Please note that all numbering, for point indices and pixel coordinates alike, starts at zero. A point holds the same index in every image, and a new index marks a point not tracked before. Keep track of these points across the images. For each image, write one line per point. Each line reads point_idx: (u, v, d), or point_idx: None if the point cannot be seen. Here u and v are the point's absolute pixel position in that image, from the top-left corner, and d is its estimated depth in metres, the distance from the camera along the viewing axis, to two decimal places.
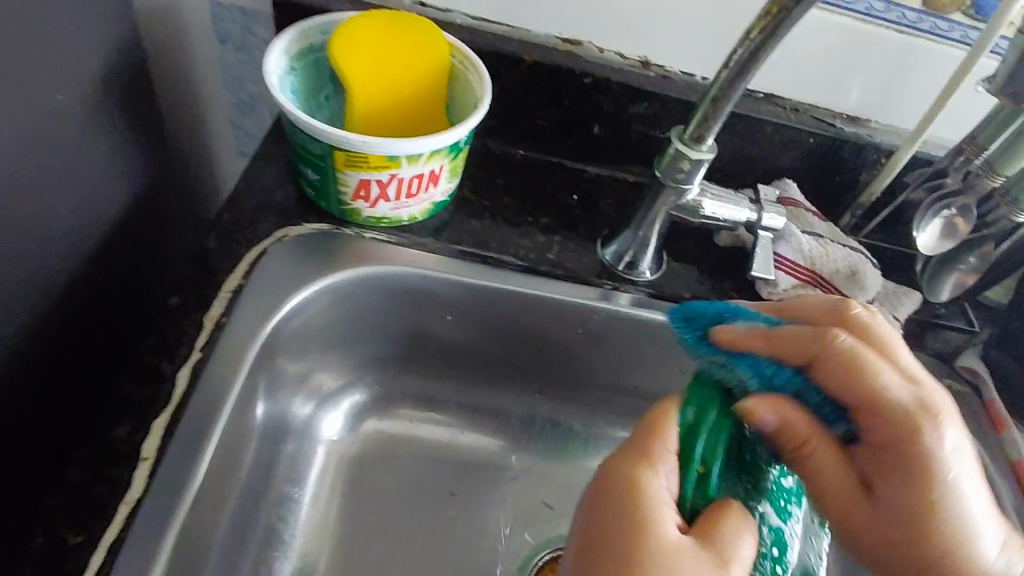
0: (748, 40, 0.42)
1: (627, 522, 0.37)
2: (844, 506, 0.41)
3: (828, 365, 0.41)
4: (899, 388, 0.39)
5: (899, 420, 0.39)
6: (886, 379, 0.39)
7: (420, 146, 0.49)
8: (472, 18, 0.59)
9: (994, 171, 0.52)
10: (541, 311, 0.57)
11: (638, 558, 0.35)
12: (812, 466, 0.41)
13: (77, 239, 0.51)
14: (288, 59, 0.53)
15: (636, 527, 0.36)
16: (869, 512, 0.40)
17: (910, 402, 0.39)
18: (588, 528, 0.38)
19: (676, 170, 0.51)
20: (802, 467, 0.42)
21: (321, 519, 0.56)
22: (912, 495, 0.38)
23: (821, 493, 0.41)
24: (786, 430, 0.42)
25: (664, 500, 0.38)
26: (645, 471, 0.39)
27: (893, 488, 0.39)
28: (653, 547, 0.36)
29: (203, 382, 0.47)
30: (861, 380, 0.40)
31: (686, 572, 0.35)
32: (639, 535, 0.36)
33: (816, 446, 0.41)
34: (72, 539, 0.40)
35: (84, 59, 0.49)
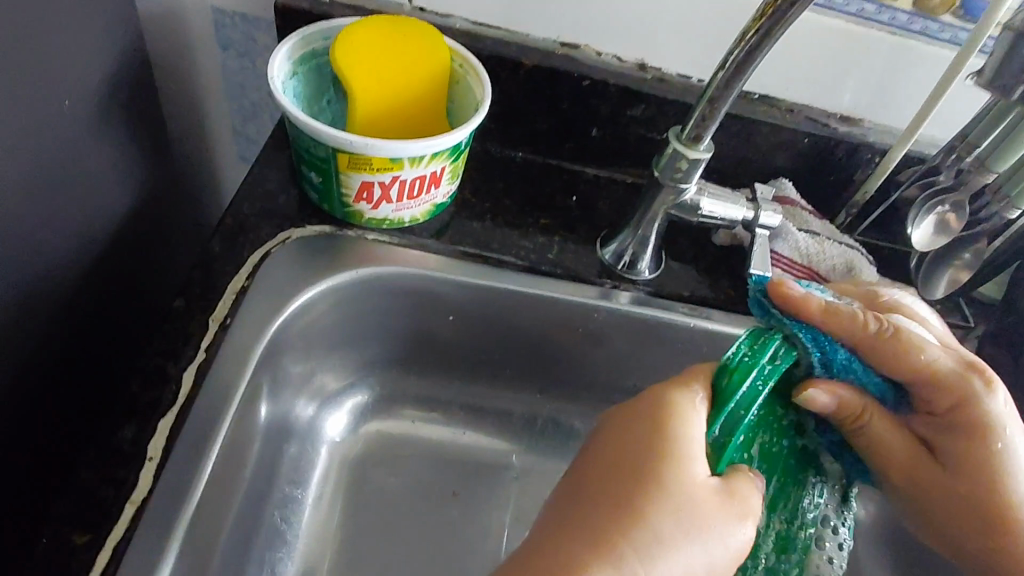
0: (744, 40, 0.43)
1: (657, 458, 0.40)
2: (907, 466, 0.46)
3: (891, 346, 0.44)
4: (942, 358, 0.44)
5: (951, 385, 0.44)
6: (927, 352, 0.44)
7: (423, 148, 0.50)
8: (471, 22, 0.60)
9: (986, 167, 0.53)
10: (541, 311, 0.58)
11: (655, 478, 0.39)
12: (866, 434, 0.46)
13: (82, 241, 0.52)
14: (290, 63, 0.54)
15: (667, 464, 0.39)
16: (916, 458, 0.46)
17: (955, 367, 0.44)
18: (611, 437, 0.42)
19: (673, 170, 0.52)
20: (858, 434, 0.46)
21: (326, 519, 0.56)
22: (990, 459, 0.44)
23: (885, 459, 0.46)
24: (843, 406, 0.45)
25: (692, 437, 0.41)
26: (679, 399, 0.43)
27: (955, 451, 0.45)
28: (667, 467, 0.39)
29: (208, 383, 0.47)
30: (902, 361, 0.44)
31: (694, 499, 0.39)
32: (668, 469, 0.39)
33: (877, 414, 0.45)
34: (79, 538, 0.40)
35: (89, 64, 0.49)
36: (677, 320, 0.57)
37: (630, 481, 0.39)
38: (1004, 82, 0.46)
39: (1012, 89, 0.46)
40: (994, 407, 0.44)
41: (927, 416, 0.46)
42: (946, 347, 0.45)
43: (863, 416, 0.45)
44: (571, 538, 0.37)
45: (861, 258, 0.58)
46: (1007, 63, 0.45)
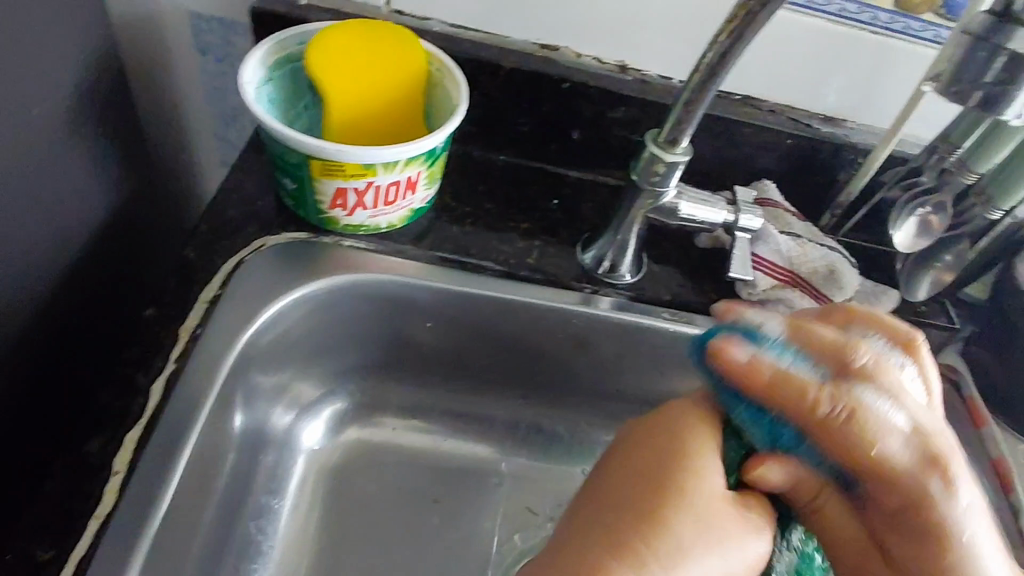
0: (717, 42, 0.42)
1: (683, 471, 0.40)
2: (858, 553, 0.42)
3: (832, 434, 0.41)
4: (898, 451, 0.40)
5: (903, 484, 0.39)
6: (882, 445, 0.40)
7: (396, 154, 0.49)
8: (450, 25, 0.59)
9: (968, 168, 0.53)
10: (520, 316, 0.57)
11: (677, 482, 0.39)
12: (822, 517, 0.43)
13: (54, 250, 0.51)
14: (265, 69, 0.54)
15: (690, 475, 0.40)
16: (862, 553, 0.42)
17: (912, 464, 0.39)
18: (629, 452, 0.42)
19: (651, 173, 0.51)
20: (815, 516, 0.43)
21: (303, 528, 0.56)
22: (928, 555, 0.39)
23: (831, 537, 0.43)
24: (797, 484, 0.42)
25: (711, 449, 0.42)
26: (697, 416, 0.43)
27: (903, 546, 0.40)
28: (688, 475, 0.40)
29: (176, 394, 0.46)
30: (856, 437, 0.40)
31: (715, 506, 0.39)
32: (695, 480, 0.39)
33: (824, 495, 0.42)
34: (43, 554, 0.40)
35: (59, 71, 0.49)
36: (657, 324, 0.56)
37: (653, 487, 0.39)
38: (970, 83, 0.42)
39: (969, 94, 0.41)
40: (949, 507, 0.38)
41: (876, 510, 0.41)
42: (912, 434, 0.40)
43: (818, 497, 0.42)
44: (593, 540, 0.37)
45: (844, 261, 0.57)
46: (965, 65, 0.41)
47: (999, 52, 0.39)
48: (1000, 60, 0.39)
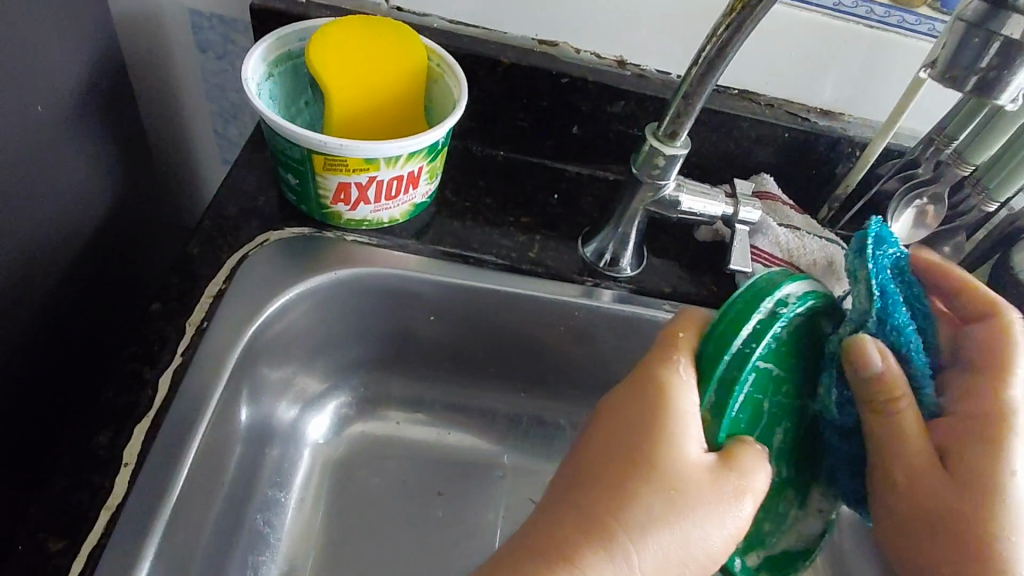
0: (716, 36, 0.43)
1: (650, 446, 0.39)
2: (912, 471, 0.42)
3: (991, 331, 0.45)
4: None
5: (1009, 404, 0.42)
6: None
7: (398, 148, 0.49)
8: (449, 22, 0.59)
9: (965, 160, 0.54)
10: (522, 309, 0.57)
11: (645, 459, 0.38)
12: (898, 419, 0.41)
13: (58, 247, 0.51)
14: (266, 65, 0.54)
15: (658, 450, 0.38)
16: (926, 459, 0.42)
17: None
18: (607, 417, 0.41)
19: (651, 166, 0.51)
20: (887, 420, 0.42)
21: (309, 522, 0.56)
22: (991, 463, 0.41)
23: (897, 450, 0.42)
24: (887, 381, 0.41)
25: (688, 410, 0.39)
26: (671, 374, 0.40)
27: (974, 458, 0.42)
28: (659, 449, 0.38)
29: (183, 387, 0.47)
30: (1006, 346, 0.45)
31: (687, 480, 0.38)
32: (659, 454, 0.38)
33: (906, 391, 0.42)
34: (55, 544, 0.40)
35: (62, 69, 0.49)
36: (657, 316, 0.57)
37: (624, 463, 0.39)
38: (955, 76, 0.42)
39: (964, 81, 0.41)
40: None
41: (951, 417, 0.44)
42: None
43: (900, 391, 0.41)
44: (564, 517, 0.38)
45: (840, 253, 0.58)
46: (958, 54, 0.41)
47: (993, 39, 0.39)
48: (995, 46, 0.39)
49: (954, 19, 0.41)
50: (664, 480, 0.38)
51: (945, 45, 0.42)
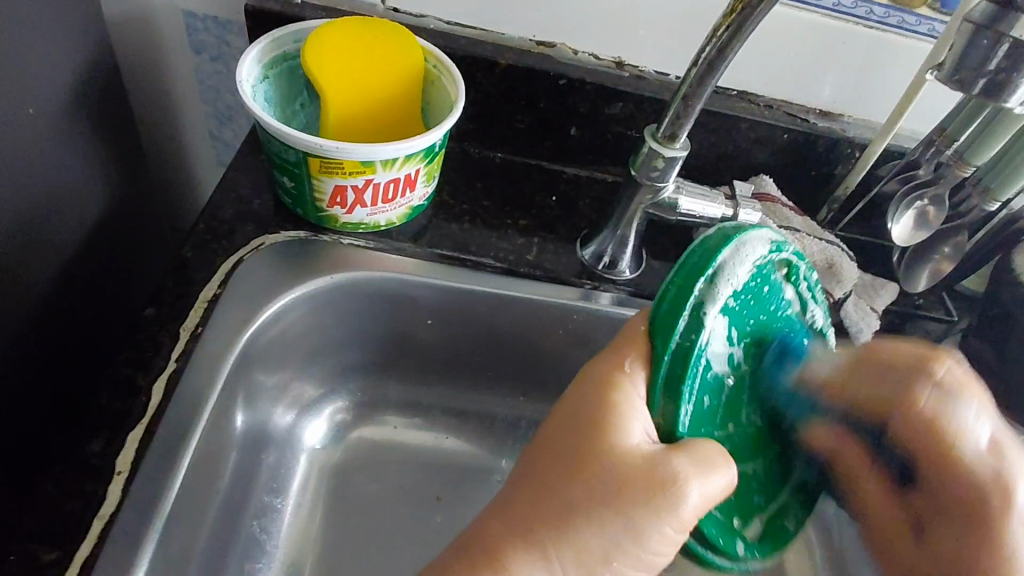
0: (715, 37, 0.43)
1: (588, 449, 0.37)
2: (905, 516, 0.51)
3: (909, 419, 0.47)
4: (983, 461, 0.46)
5: (980, 483, 0.46)
6: (969, 447, 0.46)
7: (395, 150, 0.49)
8: (445, 23, 0.59)
9: (965, 160, 0.53)
10: (521, 313, 0.57)
11: (588, 459, 0.37)
12: (844, 476, 0.51)
13: (50, 251, 0.51)
14: (261, 67, 0.53)
15: (594, 453, 0.37)
16: (907, 509, 0.50)
17: (991, 475, 0.45)
18: (556, 417, 0.39)
19: (650, 168, 0.51)
20: (859, 483, 0.51)
21: (305, 528, 0.56)
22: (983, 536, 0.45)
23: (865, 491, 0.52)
24: (830, 454, 0.50)
25: (634, 409, 0.38)
26: (622, 375, 0.38)
27: (953, 527, 0.47)
28: (600, 448, 0.37)
29: (177, 394, 0.46)
30: (935, 442, 0.46)
31: (626, 479, 0.36)
32: (595, 458, 0.37)
33: (859, 466, 0.50)
34: (47, 555, 0.40)
35: (54, 71, 0.49)
36: None
37: (564, 464, 0.37)
38: (962, 77, 0.41)
39: (972, 83, 0.41)
40: (1014, 486, 0.45)
41: (926, 489, 0.49)
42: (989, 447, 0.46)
43: (839, 462, 0.50)
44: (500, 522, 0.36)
45: (841, 254, 0.57)
46: (966, 54, 0.40)
47: (1002, 39, 0.39)
48: (1003, 47, 0.39)
49: (961, 21, 0.41)
50: (597, 475, 0.36)
51: (953, 46, 0.41)
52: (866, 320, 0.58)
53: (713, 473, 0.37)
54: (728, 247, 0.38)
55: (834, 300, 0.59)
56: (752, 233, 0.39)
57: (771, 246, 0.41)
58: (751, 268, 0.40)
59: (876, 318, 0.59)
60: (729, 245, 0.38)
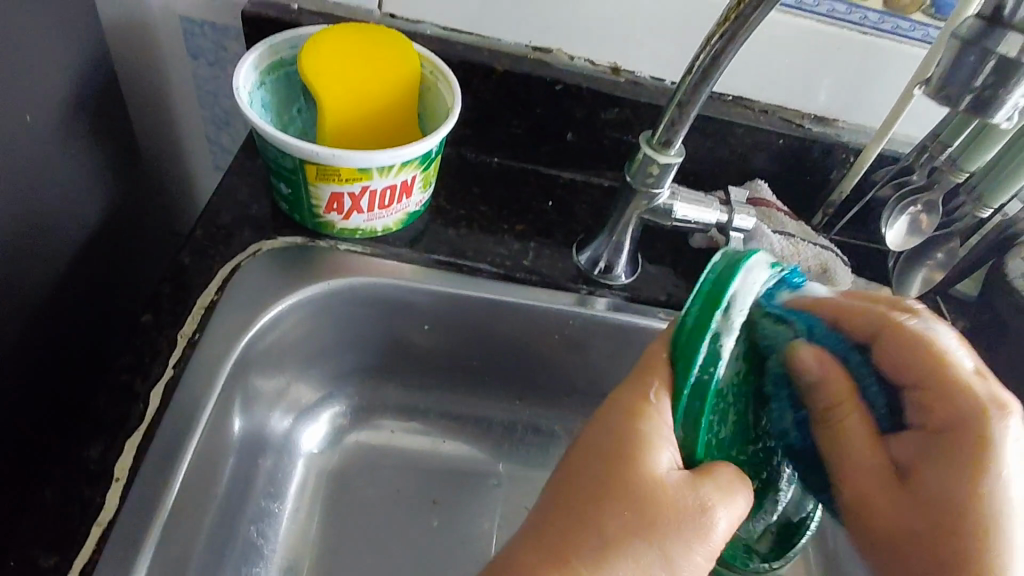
0: (710, 45, 0.43)
1: (619, 487, 0.36)
2: (870, 482, 0.41)
3: (906, 352, 0.40)
4: (980, 384, 0.39)
5: (960, 404, 0.39)
6: (965, 371, 0.40)
7: (391, 157, 0.49)
8: (441, 28, 0.59)
9: (959, 166, 0.53)
10: (517, 317, 0.57)
11: (616, 487, 0.36)
12: (832, 437, 0.42)
13: (48, 257, 0.51)
14: (258, 73, 0.54)
15: (628, 490, 0.36)
16: (891, 497, 0.41)
17: (985, 394, 0.39)
18: (580, 444, 0.39)
19: (645, 175, 0.51)
20: (834, 448, 0.42)
21: (303, 532, 0.56)
22: (958, 486, 0.38)
23: (844, 460, 0.41)
24: (824, 387, 0.42)
25: (662, 436, 0.38)
26: (647, 402, 0.38)
27: (933, 474, 0.39)
28: (629, 474, 0.36)
29: (175, 400, 0.46)
30: (919, 350, 0.40)
31: (656, 506, 0.36)
32: (631, 497, 0.36)
33: (847, 408, 0.42)
34: (45, 561, 0.40)
35: (52, 77, 0.49)
36: (651, 324, 0.57)
37: (591, 491, 0.36)
38: (950, 93, 0.41)
39: (959, 98, 0.41)
40: (1003, 434, 0.38)
41: (913, 433, 0.41)
42: (978, 375, 0.40)
43: (842, 408, 0.42)
44: (530, 552, 0.35)
45: (835, 259, 0.58)
46: (954, 71, 0.41)
47: (989, 56, 0.39)
48: (990, 64, 0.39)
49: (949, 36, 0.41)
50: (626, 502, 0.36)
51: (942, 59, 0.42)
52: None
53: (741, 500, 0.37)
54: (736, 279, 0.40)
55: None
56: (758, 259, 0.41)
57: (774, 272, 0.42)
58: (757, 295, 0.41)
59: None
60: (740, 271, 0.40)
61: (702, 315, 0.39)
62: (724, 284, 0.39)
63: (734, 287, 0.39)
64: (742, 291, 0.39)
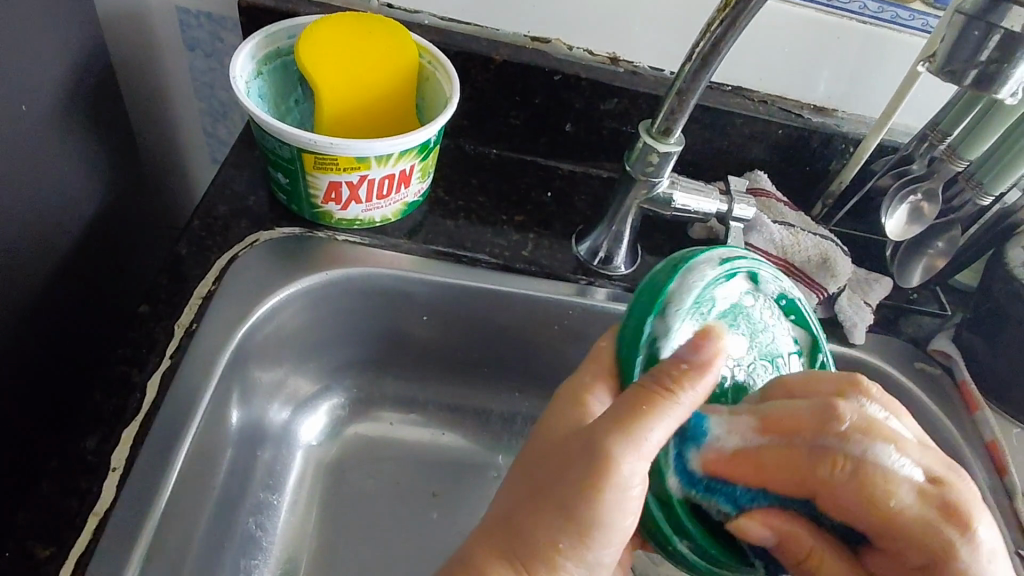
0: (709, 31, 0.43)
1: (538, 454, 0.35)
2: None
3: (844, 491, 0.34)
4: (916, 503, 0.34)
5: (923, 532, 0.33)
6: (902, 495, 0.34)
7: (389, 146, 0.49)
8: (440, 18, 0.59)
9: (958, 155, 0.53)
10: (516, 308, 0.57)
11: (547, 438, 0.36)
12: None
13: (44, 247, 0.50)
14: (254, 63, 0.53)
15: (543, 457, 0.35)
16: None
17: (929, 513, 0.34)
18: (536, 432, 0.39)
19: (645, 164, 0.51)
20: None
21: (302, 524, 0.56)
22: None
23: None
24: (788, 544, 0.37)
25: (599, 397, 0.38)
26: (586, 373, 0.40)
27: None
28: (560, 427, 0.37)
29: (173, 390, 0.46)
30: (858, 493, 0.34)
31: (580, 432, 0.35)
32: (547, 462, 0.35)
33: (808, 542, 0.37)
34: (42, 551, 0.39)
35: (48, 66, 0.48)
36: None
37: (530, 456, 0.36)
38: (954, 68, 0.41)
39: (964, 74, 0.41)
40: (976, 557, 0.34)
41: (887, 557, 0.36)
42: (925, 485, 0.34)
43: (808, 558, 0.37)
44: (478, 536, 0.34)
45: (834, 247, 0.57)
46: (958, 47, 0.41)
47: (994, 30, 0.39)
48: (995, 38, 0.39)
49: (953, 12, 0.41)
50: (554, 445, 0.35)
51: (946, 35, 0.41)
52: (860, 313, 0.58)
53: (659, 414, 0.33)
54: (675, 277, 0.41)
55: (830, 295, 0.59)
56: (699, 259, 0.42)
57: (724, 269, 0.43)
58: (703, 295, 0.41)
59: (870, 311, 0.59)
60: (676, 274, 0.41)
61: (639, 322, 0.40)
62: (661, 289, 0.40)
63: (670, 291, 0.40)
64: (679, 294, 0.40)
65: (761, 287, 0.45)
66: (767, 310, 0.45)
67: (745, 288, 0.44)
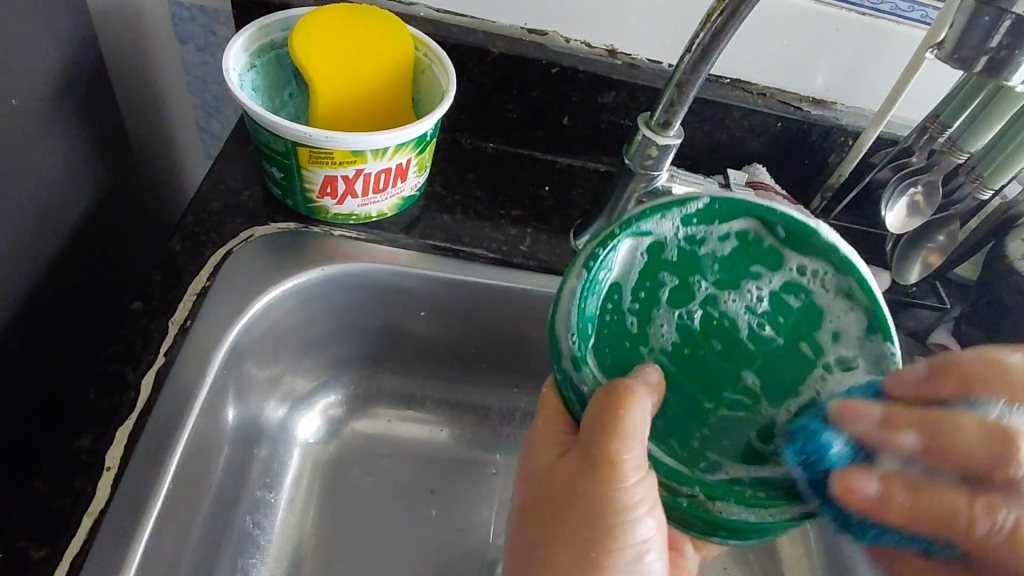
0: (709, 22, 0.42)
1: (535, 492, 0.39)
2: None
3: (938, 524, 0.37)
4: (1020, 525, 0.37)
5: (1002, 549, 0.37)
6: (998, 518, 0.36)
7: (384, 140, 0.48)
8: (436, 10, 0.58)
9: (958, 147, 0.53)
10: (514, 303, 0.57)
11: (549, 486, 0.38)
12: None
13: (36, 244, 0.50)
14: (248, 56, 0.52)
15: (543, 494, 0.39)
16: None
17: None
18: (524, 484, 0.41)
19: (643, 157, 0.50)
20: None
21: (299, 522, 0.55)
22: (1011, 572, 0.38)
23: None
24: None
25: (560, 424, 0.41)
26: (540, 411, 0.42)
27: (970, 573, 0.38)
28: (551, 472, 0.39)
29: (167, 388, 0.45)
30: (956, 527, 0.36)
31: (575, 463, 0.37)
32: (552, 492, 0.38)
33: None
34: (35, 553, 0.39)
35: (39, 59, 0.48)
36: None
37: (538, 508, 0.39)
38: (963, 56, 0.41)
39: (974, 60, 0.41)
40: None
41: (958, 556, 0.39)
42: None
43: None
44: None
45: None
46: (968, 33, 0.40)
47: (1005, 16, 0.38)
48: (1005, 25, 0.38)
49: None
50: (558, 487, 0.38)
51: (954, 26, 0.41)
52: None
53: (624, 431, 0.35)
54: (556, 319, 0.39)
55: None
56: (561, 290, 0.40)
57: (592, 267, 0.40)
58: (591, 305, 0.40)
59: None
60: (552, 316, 0.39)
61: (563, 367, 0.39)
62: (554, 331, 0.39)
63: (556, 329, 0.39)
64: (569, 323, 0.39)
65: (657, 231, 0.42)
66: (682, 248, 0.43)
67: (642, 250, 0.42)
